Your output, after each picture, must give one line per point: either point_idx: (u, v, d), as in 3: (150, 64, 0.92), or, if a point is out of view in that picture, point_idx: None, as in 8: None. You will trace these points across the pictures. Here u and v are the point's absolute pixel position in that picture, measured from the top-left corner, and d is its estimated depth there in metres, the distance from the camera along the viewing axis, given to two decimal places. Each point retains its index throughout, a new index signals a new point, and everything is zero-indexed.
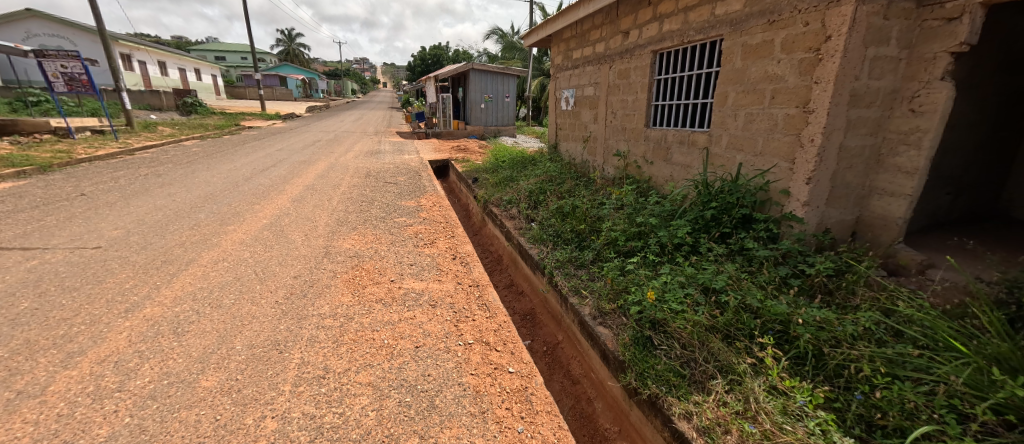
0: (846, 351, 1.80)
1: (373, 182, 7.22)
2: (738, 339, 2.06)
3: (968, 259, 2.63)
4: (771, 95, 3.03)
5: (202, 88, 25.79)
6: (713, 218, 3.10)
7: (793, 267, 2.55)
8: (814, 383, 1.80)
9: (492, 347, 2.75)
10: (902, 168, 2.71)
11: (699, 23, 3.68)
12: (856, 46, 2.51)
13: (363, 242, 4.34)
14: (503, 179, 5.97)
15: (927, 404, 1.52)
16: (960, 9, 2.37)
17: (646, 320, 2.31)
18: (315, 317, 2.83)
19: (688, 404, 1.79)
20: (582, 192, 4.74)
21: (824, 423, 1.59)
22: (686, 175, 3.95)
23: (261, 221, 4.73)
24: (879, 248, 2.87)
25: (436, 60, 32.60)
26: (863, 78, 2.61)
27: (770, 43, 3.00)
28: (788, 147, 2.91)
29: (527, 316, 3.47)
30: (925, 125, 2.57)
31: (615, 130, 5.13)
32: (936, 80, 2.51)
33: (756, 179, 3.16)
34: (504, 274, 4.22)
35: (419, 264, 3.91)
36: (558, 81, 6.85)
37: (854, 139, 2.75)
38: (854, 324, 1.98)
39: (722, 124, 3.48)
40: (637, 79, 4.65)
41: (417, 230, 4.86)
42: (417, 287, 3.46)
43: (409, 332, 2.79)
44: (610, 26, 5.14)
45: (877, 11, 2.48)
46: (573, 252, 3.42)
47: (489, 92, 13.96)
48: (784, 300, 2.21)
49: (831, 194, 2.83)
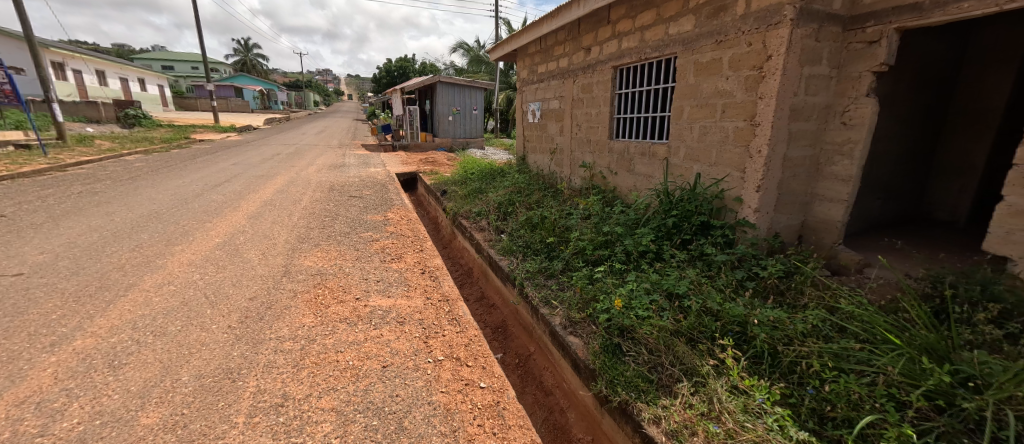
0: (797, 348, 1.91)
1: (337, 196, 7.00)
2: (701, 342, 2.13)
3: (898, 257, 2.89)
4: (721, 109, 3.22)
5: (147, 98, 24.22)
6: (675, 225, 3.22)
7: (748, 270, 2.70)
8: (771, 381, 1.88)
9: (462, 363, 2.71)
10: (838, 176, 2.95)
11: (654, 41, 3.88)
12: (793, 65, 2.73)
13: (326, 259, 4.18)
14: (472, 191, 5.97)
15: (869, 394, 1.63)
16: (878, 33, 2.64)
17: (614, 327, 2.35)
18: (273, 341, 2.68)
19: (657, 408, 1.83)
20: (550, 203, 4.81)
21: (781, 418, 1.67)
22: (648, 185, 4.11)
23: (213, 241, 4.44)
24: (822, 249, 3.10)
25: (403, 72, 32.33)
26: (801, 94, 2.83)
27: (719, 61, 3.21)
28: (738, 158, 3.10)
29: (498, 329, 3.45)
30: (855, 137, 2.83)
31: (581, 142, 5.28)
32: (863, 96, 2.78)
33: (712, 188, 3.32)
34: (475, 287, 4.20)
35: (386, 280, 3.80)
36: (524, 94, 6.99)
37: (796, 149, 2.96)
38: (803, 322, 2.11)
39: (679, 136, 3.66)
40: (599, 93, 4.82)
41: (384, 244, 4.74)
42: (384, 304, 3.35)
43: (376, 351, 2.70)
44: (573, 42, 5.32)
45: (810, 33, 2.71)
46: (543, 263, 3.45)
47: (456, 104, 13.96)
48: (740, 303, 2.32)
49: (778, 201, 3.03)
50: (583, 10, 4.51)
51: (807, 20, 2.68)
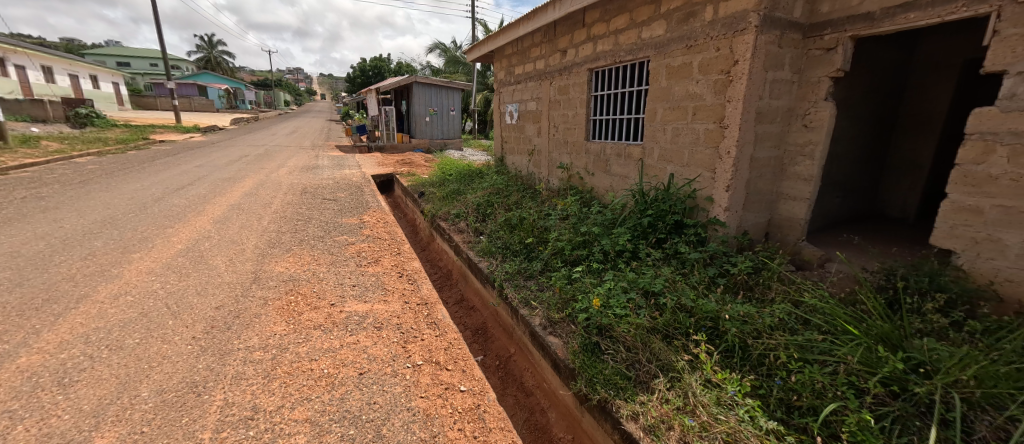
0: (765, 341, 1.99)
1: (310, 199, 6.79)
2: (676, 338, 2.19)
3: (855, 252, 3.06)
4: (693, 111, 3.32)
5: (100, 96, 22.79)
6: (650, 225, 3.30)
7: (719, 267, 2.79)
8: (742, 373, 1.95)
9: (442, 367, 2.69)
10: (801, 175, 3.10)
11: (628, 45, 3.96)
12: (758, 70, 2.85)
13: (298, 264, 4.05)
14: (450, 192, 5.92)
15: (832, 383, 1.72)
16: (835, 41, 2.79)
17: (593, 326, 2.38)
18: (241, 351, 2.57)
19: (635, 404, 1.86)
20: (528, 204, 4.83)
21: (752, 409, 1.73)
22: (623, 185, 4.20)
23: (175, 247, 4.22)
24: (787, 245, 3.24)
25: (378, 72, 31.69)
26: (766, 98, 2.96)
27: (689, 65, 3.31)
28: (709, 158, 3.21)
29: (478, 331, 3.44)
30: (816, 139, 2.98)
31: (558, 143, 5.33)
32: (821, 100, 2.93)
33: (684, 188, 3.42)
34: (454, 289, 4.16)
35: (362, 285, 3.72)
36: (502, 95, 6.99)
37: (762, 151, 3.09)
38: (771, 315, 2.20)
39: (653, 138, 3.75)
40: (575, 95, 4.88)
41: (360, 248, 4.64)
42: (360, 309, 3.28)
43: (352, 358, 2.64)
44: (549, 45, 5.36)
45: (773, 40, 2.84)
46: (522, 264, 3.46)
47: (433, 105, 13.82)
48: (713, 299, 2.40)
49: (747, 200, 3.16)
50: (558, 12, 4.56)
51: (770, 26, 2.80)
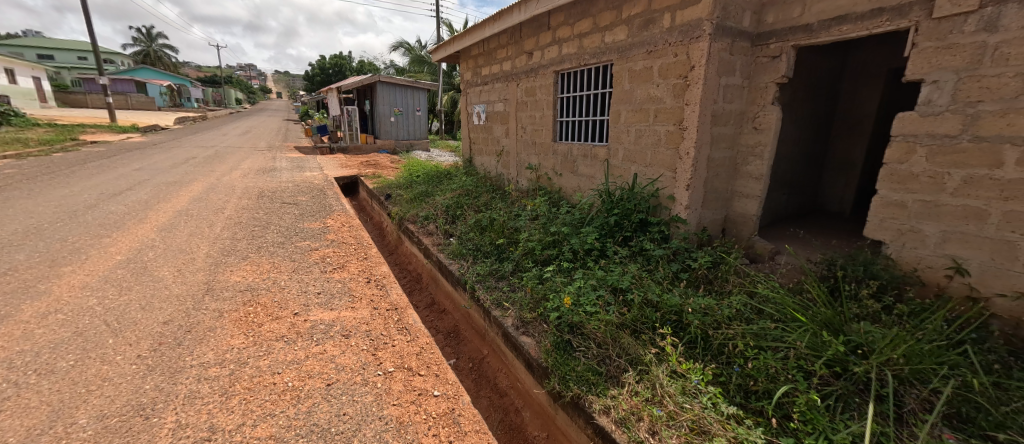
0: (725, 331, 2.12)
1: (268, 203, 6.48)
2: (643, 332, 2.28)
3: (801, 245, 3.31)
4: (654, 114, 3.46)
5: (19, 93, 20.59)
6: (616, 223, 3.42)
7: (682, 262, 2.93)
8: (704, 363, 2.06)
9: (414, 372, 2.67)
10: (752, 174, 3.31)
11: (592, 48, 4.07)
12: (712, 75, 3.01)
13: (256, 273, 3.86)
14: (418, 194, 5.84)
15: (783, 367, 1.86)
16: (780, 49, 3.00)
17: (564, 324, 2.44)
18: (195, 369, 2.43)
19: (606, 399, 1.92)
20: (498, 205, 4.85)
21: (714, 396, 1.84)
22: (590, 185, 4.31)
23: (113, 259, 3.90)
24: (742, 239, 3.45)
25: (339, 70, 30.61)
26: (720, 102, 3.14)
27: (650, 69, 3.45)
28: (669, 159, 3.36)
29: (450, 334, 3.42)
30: (765, 140, 3.20)
31: (527, 145, 5.39)
32: (769, 104, 3.14)
33: (648, 187, 3.56)
34: (424, 293, 4.12)
35: (328, 292, 3.60)
36: (469, 96, 6.97)
37: (718, 151, 3.27)
38: (729, 306, 2.34)
39: (617, 139, 3.88)
40: (542, 96, 4.95)
41: (324, 254, 4.48)
42: (326, 318, 3.18)
43: (319, 369, 2.56)
44: (515, 46, 5.41)
45: (725, 47, 3.02)
46: (493, 265, 3.47)
47: (398, 105, 13.53)
48: (676, 293, 2.52)
49: (705, 198, 3.33)
50: (523, 15, 4.61)
51: (722, 35, 2.97)
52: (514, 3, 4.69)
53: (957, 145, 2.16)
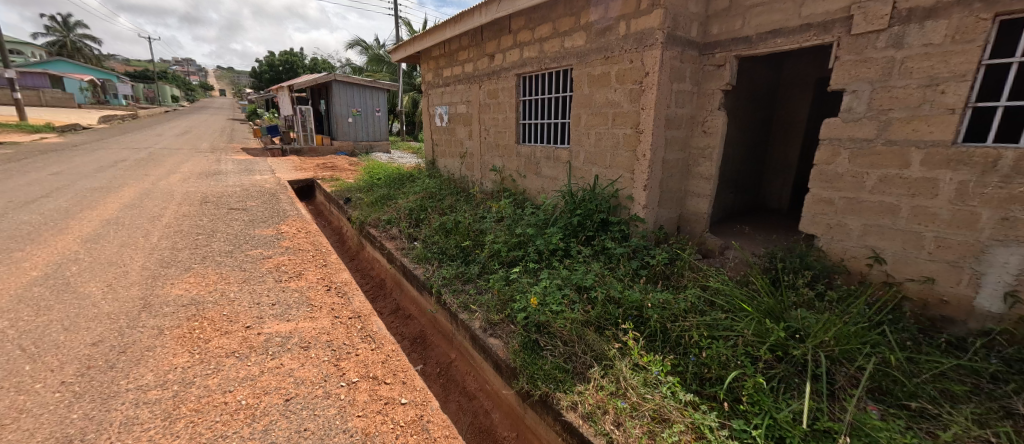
0: (681, 323, 2.24)
1: (213, 209, 6.06)
2: (607, 328, 2.37)
3: (747, 239, 3.56)
4: (612, 118, 3.60)
5: None
6: (579, 224, 3.52)
7: (641, 259, 3.07)
8: (664, 354, 2.18)
9: (380, 382, 2.65)
10: (703, 175, 3.53)
11: (552, 53, 4.16)
12: (664, 82, 3.18)
13: (201, 285, 3.60)
14: (379, 198, 5.69)
15: (733, 354, 2.01)
16: (724, 59, 3.22)
17: (532, 324, 2.48)
18: (132, 393, 2.24)
19: (573, 395, 1.98)
20: (462, 207, 4.83)
21: (673, 386, 1.95)
22: (554, 186, 4.41)
23: (27, 276, 3.50)
24: (695, 236, 3.67)
25: (291, 68, 29.13)
26: (672, 107, 3.32)
27: (607, 75, 3.58)
28: (627, 161, 3.50)
29: (417, 340, 3.38)
30: (713, 143, 3.42)
31: (490, 147, 5.41)
32: (716, 109, 3.37)
33: (608, 188, 3.70)
34: (388, 299, 4.02)
35: (283, 302, 3.43)
36: (431, 97, 6.89)
37: (671, 153, 3.46)
38: (685, 300, 2.49)
39: (578, 141, 3.99)
40: (505, 99, 4.99)
41: (278, 262, 4.26)
42: (282, 330, 3.03)
43: (277, 384, 2.44)
44: (477, 48, 5.41)
45: (675, 56, 3.20)
46: (459, 268, 3.46)
47: (356, 106, 13.10)
48: (637, 289, 2.64)
49: (661, 197, 3.51)
50: (484, 18, 4.62)
51: (673, 44, 3.15)
52: (474, 6, 4.69)
53: (873, 149, 2.42)
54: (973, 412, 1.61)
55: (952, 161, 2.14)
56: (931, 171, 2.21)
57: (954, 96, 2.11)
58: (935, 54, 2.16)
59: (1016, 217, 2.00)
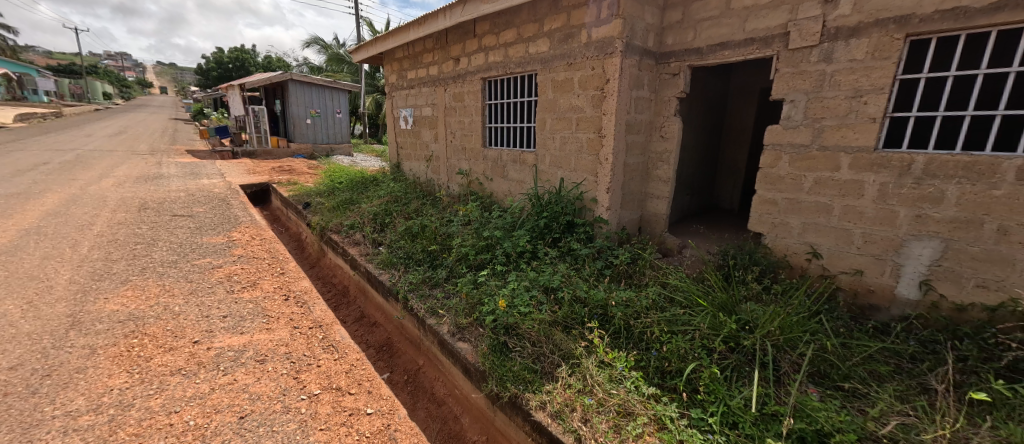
0: (644, 320, 2.34)
1: (154, 216, 5.61)
2: (574, 327, 2.43)
3: (702, 239, 3.77)
4: (576, 122, 3.70)
5: None
6: (546, 226, 3.59)
7: (605, 259, 3.18)
8: (628, 350, 2.26)
9: (344, 392, 2.57)
10: (662, 178, 3.70)
11: (516, 58, 4.22)
12: (624, 89, 3.31)
13: (141, 299, 3.33)
14: (341, 202, 5.51)
15: (691, 347, 2.12)
16: (678, 68, 3.41)
17: (500, 326, 2.50)
18: (59, 420, 2.03)
19: (542, 395, 2.02)
20: (429, 211, 4.78)
21: (636, 380, 2.03)
22: (520, 189, 4.46)
23: None
24: (655, 236, 3.83)
25: (243, 66, 27.56)
26: (632, 113, 3.47)
27: (571, 80, 3.68)
28: (591, 164, 3.61)
29: (383, 347, 3.30)
30: (670, 147, 3.60)
31: (456, 150, 5.39)
32: (671, 116, 3.55)
33: (573, 191, 3.79)
34: (352, 307, 3.90)
35: (236, 314, 3.24)
36: (395, 100, 6.76)
37: (632, 157, 3.60)
38: (647, 297, 2.60)
39: (544, 145, 4.07)
40: (470, 102, 4.99)
41: (230, 271, 4.02)
42: (236, 343, 2.86)
43: (229, 401, 2.30)
44: (441, 51, 5.38)
45: (634, 64, 3.34)
46: (426, 273, 3.42)
47: (315, 107, 12.59)
48: (602, 288, 2.72)
49: (623, 200, 3.65)
50: (448, 21, 4.60)
51: (632, 52, 3.29)
52: (438, 9, 4.67)
53: (809, 153, 2.65)
54: (896, 389, 1.80)
55: (875, 165, 2.38)
56: (858, 174, 2.45)
57: (875, 106, 2.36)
58: (859, 68, 2.40)
59: (927, 214, 2.25)
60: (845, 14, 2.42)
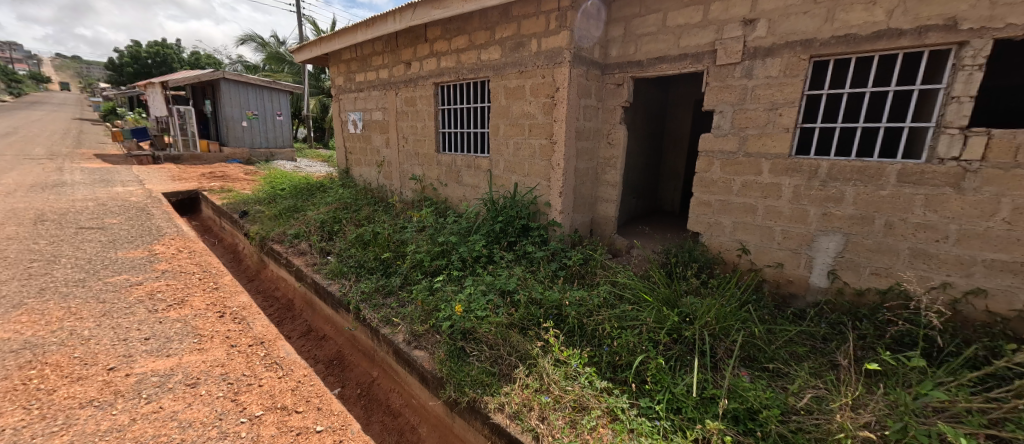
0: (596, 318, 2.45)
1: (56, 230, 4.93)
2: (530, 328, 2.49)
3: (648, 239, 4.02)
4: (529, 129, 3.79)
5: None
6: (501, 230, 3.64)
7: (559, 261, 3.28)
8: (582, 347, 2.35)
9: (290, 411, 2.43)
10: (610, 182, 3.90)
11: (469, 64, 4.25)
12: (573, 97, 3.46)
13: (41, 324, 2.92)
14: (284, 210, 5.19)
15: (639, 340, 2.25)
16: (622, 79, 3.62)
17: (457, 332, 2.49)
18: None
19: (500, 397, 2.04)
20: (381, 218, 4.64)
21: (589, 375, 2.12)
22: (475, 194, 4.48)
23: None
24: (605, 237, 4.02)
25: (167, 62, 25.06)
26: (581, 121, 3.63)
27: (522, 88, 3.78)
28: (543, 169, 3.72)
29: (333, 362, 3.15)
30: (617, 153, 3.81)
31: (409, 155, 5.30)
32: (617, 123, 3.76)
33: (527, 195, 3.87)
34: (298, 321, 3.69)
35: (162, 335, 2.94)
36: (342, 103, 6.51)
37: (582, 162, 3.76)
38: (599, 296, 2.72)
39: (498, 151, 4.12)
40: (423, 107, 4.94)
41: (153, 288, 3.63)
42: (161, 367, 2.60)
43: (155, 431, 2.09)
44: (392, 55, 5.28)
45: (582, 74, 3.50)
46: (379, 281, 3.32)
47: (252, 108, 11.75)
48: (557, 289, 2.81)
49: (575, 203, 3.80)
50: (398, 25, 4.52)
51: (579, 63, 3.45)
52: (387, 12, 4.58)
53: (736, 159, 2.93)
54: (811, 367, 2.04)
55: (790, 169, 2.69)
56: (776, 177, 2.75)
57: (788, 118, 2.67)
58: (774, 84, 2.71)
59: (832, 212, 2.58)
60: (762, 36, 2.73)
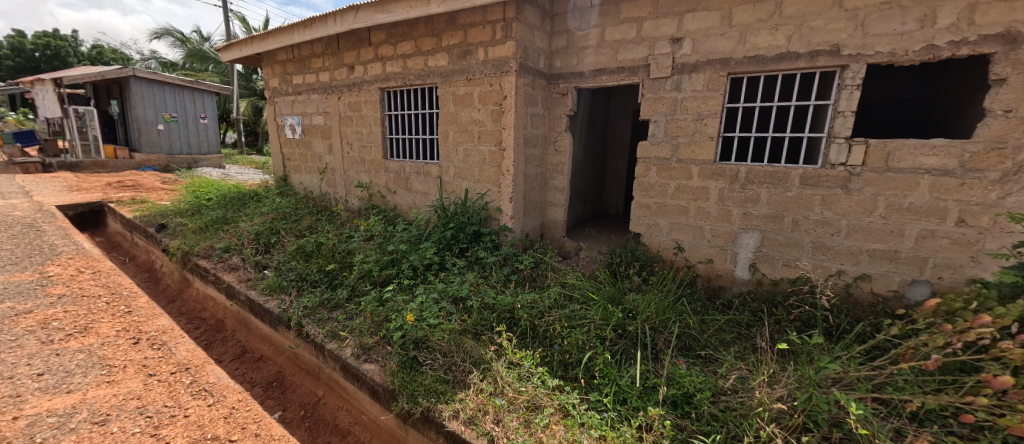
0: (547, 319, 2.53)
1: None
2: (483, 333, 2.51)
3: (594, 240, 4.21)
4: (478, 135, 3.83)
5: None
6: (452, 237, 3.63)
7: (511, 265, 3.34)
8: (534, 348, 2.41)
9: (223, 441, 2.24)
10: (557, 187, 4.04)
11: (415, 70, 4.21)
12: (521, 105, 3.56)
13: None
14: (211, 222, 4.76)
15: (587, 337, 2.36)
16: (566, 88, 3.78)
17: (409, 342, 2.45)
18: None
19: (455, 404, 2.03)
20: (324, 228, 4.42)
21: (542, 375, 2.18)
22: (425, 201, 4.42)
23: None
24: (555, 240, 4.16)
25: (61, 56, 21.91)
26: (529, 128, 3.73)
27: (471, 95, 3.81)
28: (493, 175, 3.77)
29: (272, 384, 2.95)
30: (563, 159, 3.96)
31: (354, 162, 5.11)
32: (563, 131, 3.92)
33: (478, 201, 3.90)
34: (231, 343, 3.40)
35: (60, 369, 2.57)
36: (278, 106, 6.12)
37: (531, 168, 3.87)
38: (550, 297, 2.81)
39: (447, 157, 4.12)
40: (368, 112, 4.80)
41: (47, 317, 3.16)
42: (61, 405, 2.27)
43: None
44: (333, 57, 5.08)
45: (528, 83, 3.62)
46: (324, 294, 3.16)
47: (171, 110, 10.63)
48: (509, 293, 2.86)
49: (525, 208, 3.89)
50: (339, 27, 4.36)
51: (525, 72, 3.56)
52: (327, 13, 4.41)
53: (670, 165, 3.18)
54: (737, 351, 2.27)
55: (715, 174, 2.98)
56: (704, 181, 3.03)
57: (712, 128, 2.96)
58: (699, 97, 2.99)
59: (751, 212, 2.89)
60: (688, 53, 3.00)
